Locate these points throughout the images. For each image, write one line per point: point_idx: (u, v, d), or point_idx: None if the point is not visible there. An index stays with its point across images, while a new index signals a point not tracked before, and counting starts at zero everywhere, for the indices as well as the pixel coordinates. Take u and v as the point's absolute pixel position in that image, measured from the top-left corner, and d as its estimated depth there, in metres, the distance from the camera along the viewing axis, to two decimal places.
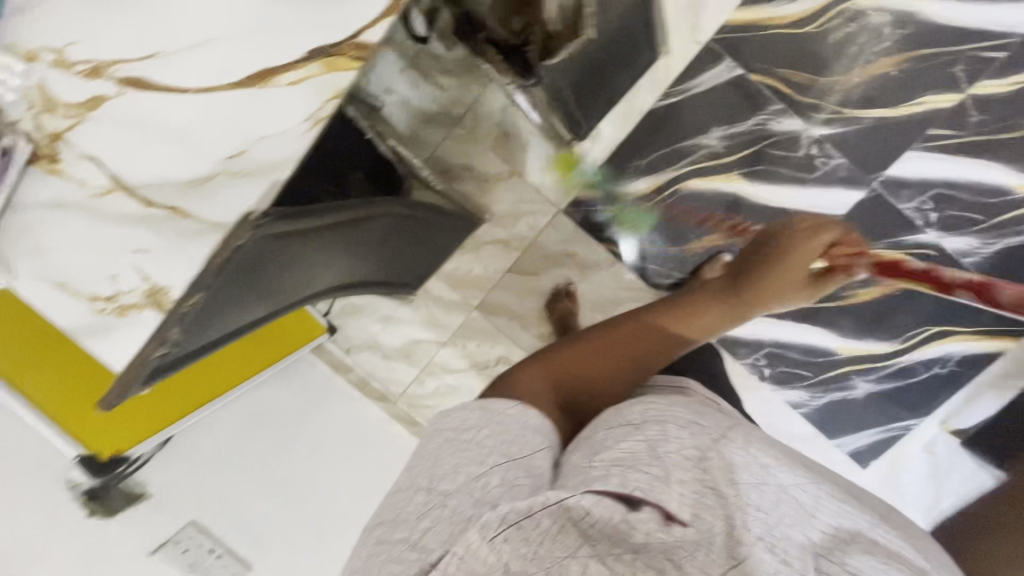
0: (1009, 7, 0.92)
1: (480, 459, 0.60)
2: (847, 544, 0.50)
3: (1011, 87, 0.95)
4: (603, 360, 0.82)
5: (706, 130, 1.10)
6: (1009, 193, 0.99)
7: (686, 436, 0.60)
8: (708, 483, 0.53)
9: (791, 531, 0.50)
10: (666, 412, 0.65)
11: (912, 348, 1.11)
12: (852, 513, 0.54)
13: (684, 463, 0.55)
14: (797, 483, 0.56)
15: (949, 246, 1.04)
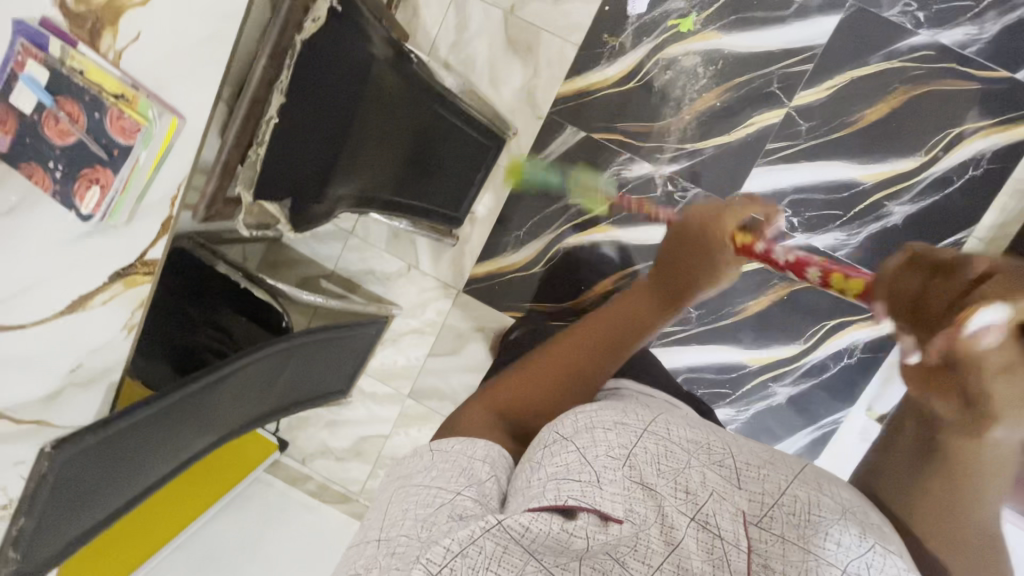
0: (796, 28, 1.13)
1: (428, 499, 0.53)
2: (771, 509, 0.53)
3: (825, 92, 1.14)
4: (558, 379, 0.67)
5: (571, 191, 1.27)
6: (858, 184, 1.16)
7: (611, 434, 0.55)
8: (636, 477, 0.51)
9: (720, 502, 0.52)
10: (594, 415, 0.58)
11: (817, 346, 1.22)
12: (768, 472, 0.56)
13: (613, 463, 0.52)
14: (725, 457, 0.56)
15: (819, 243, 1.20)
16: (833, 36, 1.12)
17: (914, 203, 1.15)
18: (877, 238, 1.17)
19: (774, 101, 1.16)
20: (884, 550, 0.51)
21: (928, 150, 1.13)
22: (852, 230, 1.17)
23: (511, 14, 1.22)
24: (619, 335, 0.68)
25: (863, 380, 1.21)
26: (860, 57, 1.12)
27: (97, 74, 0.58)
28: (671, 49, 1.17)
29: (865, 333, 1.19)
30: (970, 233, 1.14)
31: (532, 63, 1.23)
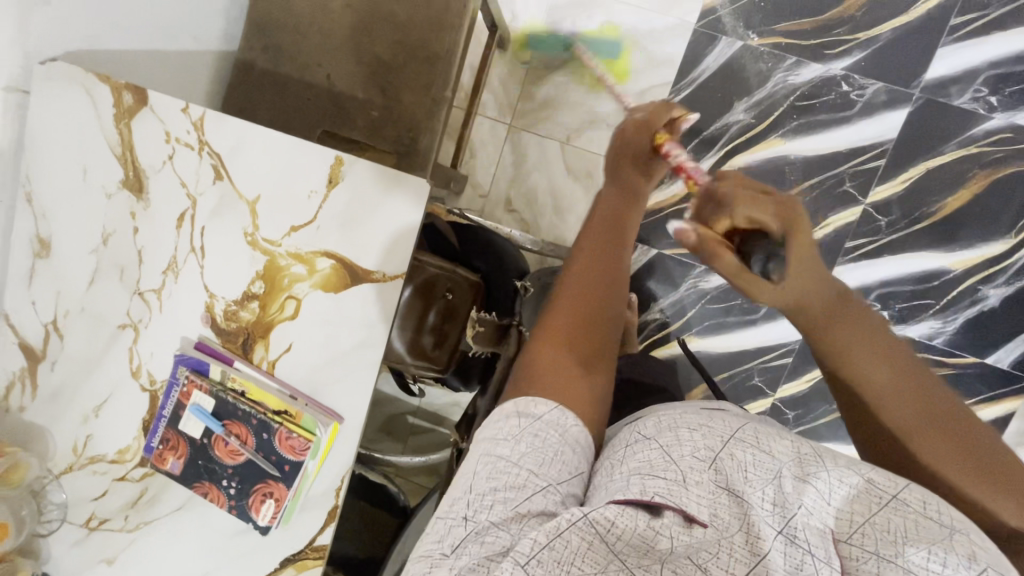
0: (863, 126, 1.12)
1: (516, 482, 0.44)
2: (869, 526, 0.41)
3: (901, 185, 1.12)
4: (605, 284, 0.57)
5: (650, 304, 1.24)
6: (949, 272, 1.13)
7: (697, 434, 0.46)
8: (723, 482, 0.43)
9: (811, 518, 0.42)
10: (674, 412, 0.50)
11: None
12: (874, 486, 0.43)
13: (698, 463, 0.44)
14: (823, 469, 0.45)
15: (915, 333, 1.16)
16: (903, 129, 1.11)
17: (1008, 284, 1.12)
18: (974, 323, 1.14)
19: (849, 199, 1.14)
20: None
21: (1019, 231, 1.10)
22: (946, 318, 1.14)
23: (567, 144, 1.23)
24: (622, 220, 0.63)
25: None
26: (936, 146, 1.10)
27: (258, 393, 0.60)
28: (736, 160, 1.16)
29: None
30: None
31: (594, 189, 1.24)
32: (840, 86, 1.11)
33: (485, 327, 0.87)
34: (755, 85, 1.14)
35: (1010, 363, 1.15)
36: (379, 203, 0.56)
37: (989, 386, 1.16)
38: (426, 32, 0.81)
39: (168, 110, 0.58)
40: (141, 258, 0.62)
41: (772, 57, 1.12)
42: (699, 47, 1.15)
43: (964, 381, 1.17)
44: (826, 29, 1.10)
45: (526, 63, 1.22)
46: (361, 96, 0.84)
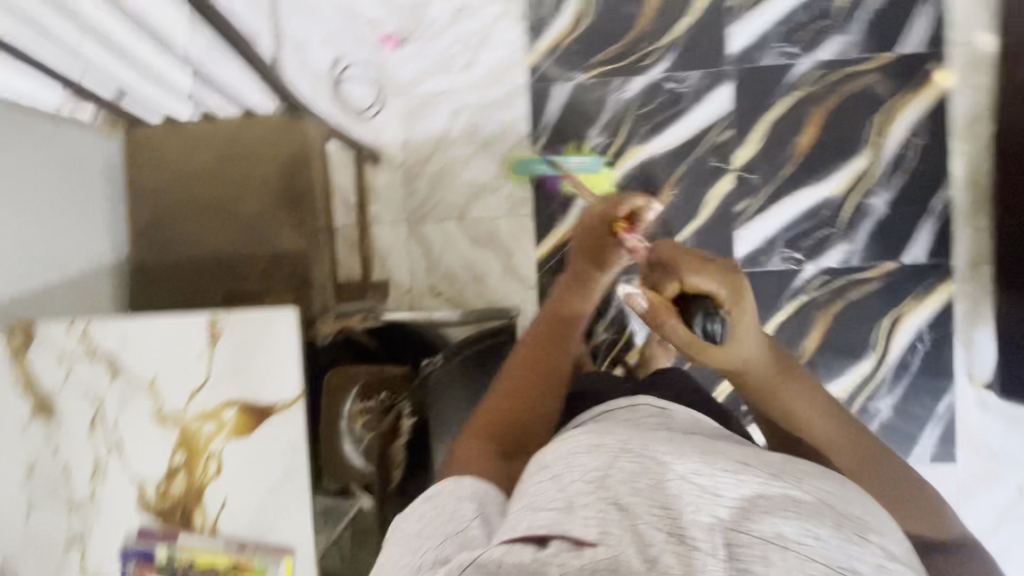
0: (700, 109, 1.24)
1: (418, 545, 0.49)
2: (756, 511, 0.44)
3: (755, 144, 1.23)
4: (528, 404, 0.67)
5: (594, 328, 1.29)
6: (832, 199, 1.21)
7: (585, 457, 0.51)
8: (614, 498, 0.46)
9: (696, 514, 0.43)
10: (570, 445, 0.54)
11: (887, 347, 1.22)
12: (747, 477, 0.47)
13: (586, 485, 0.48)
14: (703, 468, 0.47)
15: (831, 262, 1.23)
16: (734, 99, 1.23)
17: (887, 189, 1.20)
18: (876, 233, 1.21)
19: (719, 172, 1.24)
20: (860, 540, 0.43)
21: (871, 142, 1.20)
22: (850, 238, 1.22)
23: (464, 218, 1.33)
24: (548, 356, 0.73)
25: (947, 355, 1.21)
26: (767, 103, 1.22)
27: (206, 559, 0.62)
28: (610, 177, 1.27)
29: (920, 318, 1.21)
30: (951, 189, 1.19)
31: (502, 246, 1.32)
32: (666, 86, 1.25)
33: (372, 413, 0.89)
34: (598, 112, 1.27)
35: (926, 255, 1.21)
36: (257, 344, 0.62)
37: (920, 282, 1.21)
38: (284, 180, 0.92)
39: (55, 333, 0.64)
40: (68, 473, 0.65)
41: (600, 84, 1.26)
42: (539, 100, 1.29)
43: (896, 286, 1.22)
44: (633, 47, 1.25)
45: (401, 166, 1.35)
46: (246, 252, 0.92)
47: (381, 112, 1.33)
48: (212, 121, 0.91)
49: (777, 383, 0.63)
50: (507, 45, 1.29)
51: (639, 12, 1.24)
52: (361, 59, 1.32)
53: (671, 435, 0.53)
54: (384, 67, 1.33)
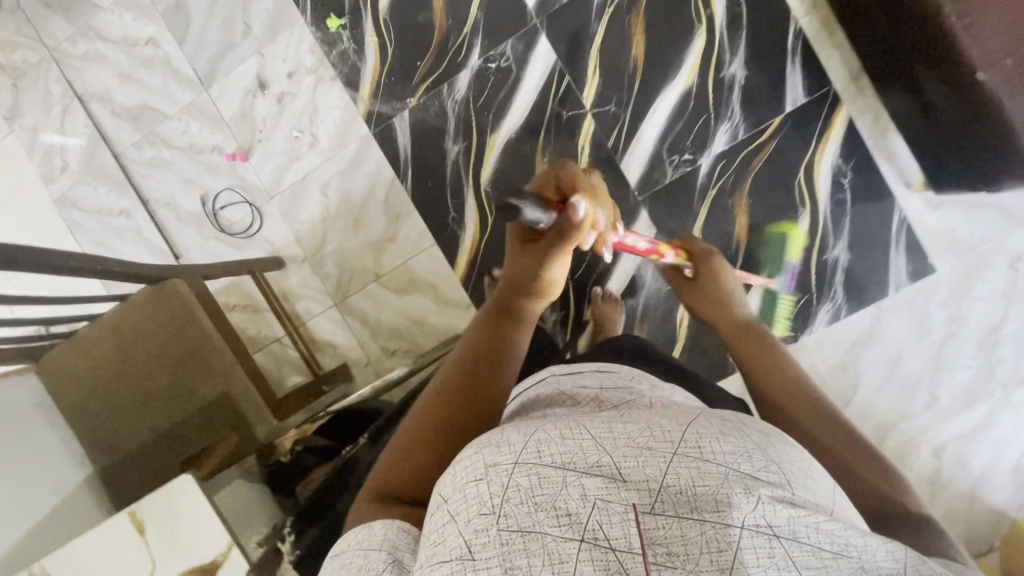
0: (530, 72, 1.23)
1: None
2: (668, 493, 0.37)
3: (595, 76, 1.21)
4: (453, 416, 0.56)
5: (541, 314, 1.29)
6: (690, 89, 1.18)
7: (479, 484, 0.40)
8: (512, 525, 0.37)
9: (601, 512, 0.37)
10: (462, 471, 0.42)
11: (814, 196, 1.18)
12: (656, 448, 0.39)
13: (483, 521, 0.38)
14: (607, 454, 0.39)
15: (722, 145, 1.19)
16: (555, 47, 1.22)
17: (737, 52, 1.16)
18: (750, 98, 1.17)
19: (577, 118, 1.22)
20: (780, 493, 0.37)
21: (700, 18, 1.17)
22: (727, 115, 1.18)
23: (380, 276, 1.35)
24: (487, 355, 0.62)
25: (874, 174, 1.17)
26: (587, 34, 1.21)
27: None
28: (483, 174, 1.27)
29: (831, 153, 1.16)
30: (796, 22, 1.15)
31: (425, 284, 1.33)
32: (491, 69, 1.24)
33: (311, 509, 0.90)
34: (442, 123, 1.27)
35: (805, 93, 1.16)
36: (184, 503, 0.71)
37: (814, 121, 1.16)
38: (178, 341, 0.97)
39: None
40: None
41: (432, 98, 1.27)
42: (387, 139, 1.30)
43: (794, 135, 1.17)
44: (443, 49, 1.25)
45: (304, 260, 1.37)
46: (181, 418, 0.96)
47: (263, 222, 1.37)
48: (100, 322, 0.98)
49: (752, 335, 0.82)
50: (336, 106, 1.31)
51: (431, 16, 1.25)
52: (225, 186, 1.37)
53: (567, 425, 0.42)
54: (246, 182, 1.36)
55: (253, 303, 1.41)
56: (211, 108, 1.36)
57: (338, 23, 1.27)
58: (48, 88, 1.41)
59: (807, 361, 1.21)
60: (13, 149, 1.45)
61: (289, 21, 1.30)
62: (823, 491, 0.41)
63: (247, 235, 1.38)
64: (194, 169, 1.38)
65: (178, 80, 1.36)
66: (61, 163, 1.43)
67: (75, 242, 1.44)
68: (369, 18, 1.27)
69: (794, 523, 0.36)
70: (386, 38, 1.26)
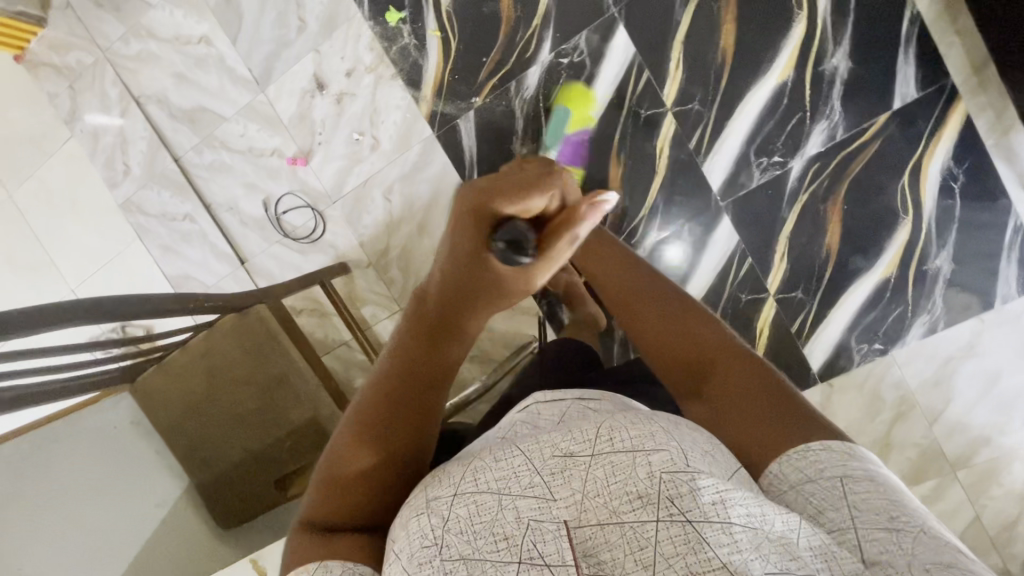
0: (607, 67, 1.14)
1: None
2: (589, 500, 0.39)
3: (679, 71, 1.11)
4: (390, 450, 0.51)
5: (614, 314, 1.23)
6: (785, 84, 1.08)
7: (423, 516, 0.42)
8: (453, 553, 0.39)
9: (538, 532, 0.39)
10: (416, 504, 0.44)
11: (919, 202, 1.08)
12: (575, 461, 0.41)
13: (427, 553, 0.39)
14: (533, 477, 0.41)
15: (817, 146, 1.09)
16: (635, 39, 1.12)
17: (841, 43, 1.06)
18: (852, 94, 1.07)
19: (657, 117, 1.14)
20: (680, 471, 0.39)
21: (800, 4, 1.06)
22: (825, 113, 1.08)
23: None
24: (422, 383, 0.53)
25: (989, 178, 1.06)
26: (671, 24, 1.10)
27: None
28: None
29: (942, 155, 1.06)
30: (913, 7, 1.04)
31: None
32: (562, 65, 1.15)
33: None
34: (509, 123, 1.20)
35: (917, 88, 1.05)
36: None
37: (925, 118, 1.06)
38: (267, 369, 0.99)
39: None
40: None
41: (499, 96, 1.19)
42: (451, 141, 1.24)
43: (901, 135, 1.07)
44: (512, 44, 1.17)
45: (368, 265, 1.36)
46: (271, 442, 0.98)
47: (327, 227, 1.35)
48: (187, 349, 1.00)
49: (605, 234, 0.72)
50: (397, 106, 1.25)
51: (499, 7, 1.16)
52: (288, 190, 1.35)
53: (502, 450, 0.44)
54: (308, 187, 1.34)
55: (320, 307, 1.41)
56: (268, 109, 1.31)
57: (399, 17, 1.20)
58: (105, 90, 1.39)
59: (895, 374, 1.15)
60: (76, 152, 1.45)
61: (347, 15, 1.23)
62: (723, 467, 0.42)
63: (311, 240, 1.36)
64: (255, 173, 1.36)
65: (234, 79, 1.32)
66: (123, 167, 1.43)
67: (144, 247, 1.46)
68: (432, 11, 1.19)
69: (701, 504, 0.37)
70: (449, 31, 1.19)
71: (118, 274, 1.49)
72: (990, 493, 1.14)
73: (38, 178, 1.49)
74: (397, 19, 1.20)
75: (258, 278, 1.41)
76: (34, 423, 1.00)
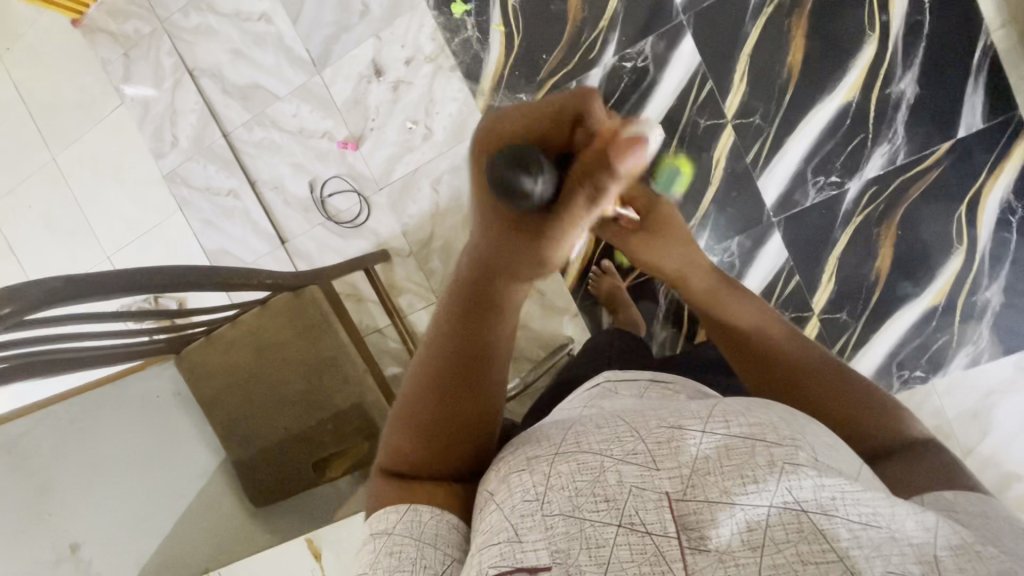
0: (670, 74, 1.14)
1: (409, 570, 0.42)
2: (700, 475, 0.38)
3: (743, 84, 1.11)
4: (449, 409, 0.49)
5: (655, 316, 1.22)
6: (849, 104, 1.08)
7: (523, 473, 0.42)
8: (555, 510, 0.39)
9: (640, 497, 0.38)
10: (513, 466, 0.43)
11: (975, 233, 1.08)
12: (684, 435, 0.40)
13: (528, 506, 0.39)
14: (639, 443, 0.41)
15: (876, 170, 1.09)
16: (701, 48, 1.12)
17: (910, 67, 1.06)
18: (916, 120, 1.07)
19: (716, 128, 1.13)
20: (801, 466, 0.37)
21: (871, 26, 1.06)
22: (887, 137, 1.08)
23: None
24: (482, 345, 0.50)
25: None
26: (738, 36, 1.10)
27: None
28: None
29: (1002, 188, 1.06)
30: (986, 37, 1.03)
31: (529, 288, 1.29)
32: (625, 69, 1.15)
33: None
34: None
35: (983, 119, 1.05)
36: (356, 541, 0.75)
37: (988, 150, 1.05)
38: (315, 351, 0.99)
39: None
40: None
41: (557, 95, 1.19)
42: None
43: (962, 164, 1.06)
44: (576, 44, 1.17)
45: (409, 254, 1.36)
46: (314, 423, 0.98)
47: (371, 213, 1.35)
48: (238, 324, 1.00)
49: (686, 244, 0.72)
50: (454, 98, 1.25)
51: (565, 7, 1.16)
52: (335, 173, 1.35)
53: (602, 419, 0.44)
54: (355, 171, 1.34)
55: (356, 293, 1.41)
56: (322, 91, 1.32)
57: (465, 10, 1.20)
58: (159, 60, 1.39)
59: (936, 403, 1.15)
60: (125, 120, 1.46)
61: (411, 4, 1.23)
62: (848, 464, 0.40)
63: (354, 225, 1.36)
64: (303, 154, 1.36)
65: (291, 59, 1.32)
66: (170, 138, 1.43)
67: (184, 219, 1.46)
68: (497, 6, 1.19)
69: (820, 497, 0.36)
70: (514, 27, 1.19)
71: (156, 246, 1.49)
72: None
73: (84, 144, 1.50)
74: (462, 11, 1.21)
75: (297, 259, 1.41)
76: (69, 392, 0.99)
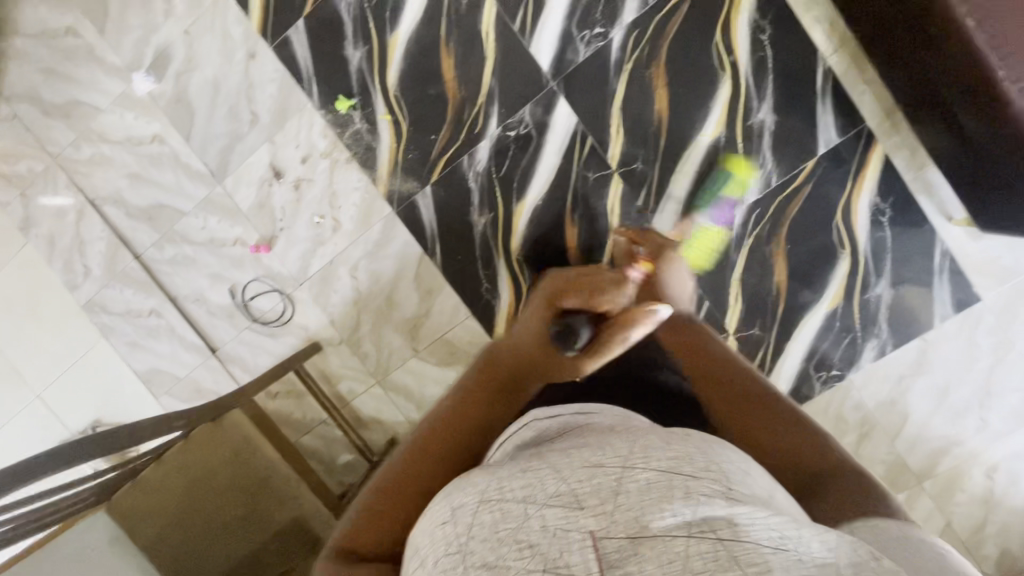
0: (553, 137, 1.20)
1: None
2: (623, 505, 0.35)
3: (621, 136, 1.18)
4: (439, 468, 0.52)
5: None
6: (717, 140, 1.16)
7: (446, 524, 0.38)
8: (474, 562, 0.34)
9: (565, 537, 0.34)
10: (440, 519, 0.39)
11: (854, 236, 1.16)
12: (604, 469, 0.38)
13: (450, 560, 0.35)
14: (563, 482, 0.37)
15: (754, 195, 1.17)
16: (576, 109, 1.19)
17: (765, 98, 1.14)
18: (780, 144, 1.15)
19: (604, 179, 1.20)
20: (718, 498, 0.35)
21: (722, 66, 1.14)
22: (757, 164, 1.16)
23: (417, 351, 1.33)
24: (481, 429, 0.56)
25: (914, 210, 1.15)
26: (608, 92, 1.17)
27: None
28: (515, 244, 1.25)
29: (869, 194, 1.15)
30: (824, 62, 1.13)
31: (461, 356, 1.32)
32: (510, 137, 1.21)
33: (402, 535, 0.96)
34: (466, 195, 1.24)
35: (838, 133, 1.14)
36: None
37: (849, 162, 1.14)
38: (248, 474, 1.00)
39: None
40: None
41: (453, 171, 1.24)
42: (412, 218, 1.28)
43: (829, 177, 1.15)
44: (460, 122, 1.22)
45: (341, 342, 1.37)
46: (255, 540, 0.98)
47: (296, 309, 1.36)
48: (163, 464, 1.00)
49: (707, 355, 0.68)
50: (355, 187, 1.28)
51: (444, 88, 1.21)
52: (253, 276, 1.36)
53: (528, 463, 0.41)
54: (273, 272, 1.35)
55: (296, 388, 1.41)
56: (226, 200, 1.33)
57: (349, 104, 1.24)
58: (59, 195, 1.39)
59: (856, 396, 1.21)
60: (33, 259, 1.44)
61: (297, 106, 1.27)
62: (765, 497, 0.40)
63: (281, 323, 1.37)
64: (219, 263, 1.37)
65: (190, 175, 1.33)
66: (83, 269, 1.42)
67: (110, 346, 1.44)
68: (380, 96, 1.23)
69: (736, 519, 0.33)
70: (400, 113, 1.23)
71: (86, 377, 1.46)
72: (955, 499, 1.21)
73: None
74: (347, 105, 1.24)
75: (230, 365, 1.40)
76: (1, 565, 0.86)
